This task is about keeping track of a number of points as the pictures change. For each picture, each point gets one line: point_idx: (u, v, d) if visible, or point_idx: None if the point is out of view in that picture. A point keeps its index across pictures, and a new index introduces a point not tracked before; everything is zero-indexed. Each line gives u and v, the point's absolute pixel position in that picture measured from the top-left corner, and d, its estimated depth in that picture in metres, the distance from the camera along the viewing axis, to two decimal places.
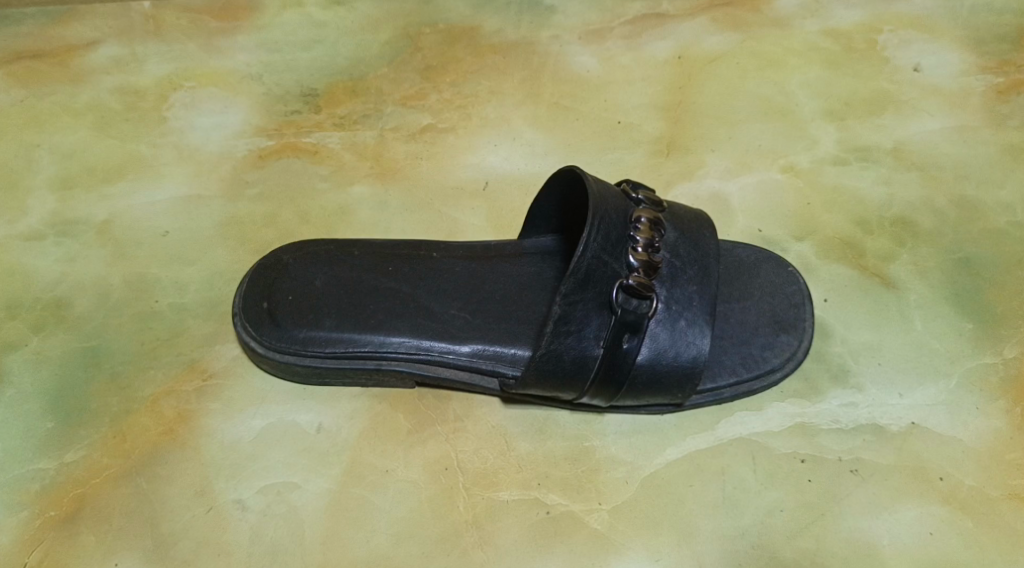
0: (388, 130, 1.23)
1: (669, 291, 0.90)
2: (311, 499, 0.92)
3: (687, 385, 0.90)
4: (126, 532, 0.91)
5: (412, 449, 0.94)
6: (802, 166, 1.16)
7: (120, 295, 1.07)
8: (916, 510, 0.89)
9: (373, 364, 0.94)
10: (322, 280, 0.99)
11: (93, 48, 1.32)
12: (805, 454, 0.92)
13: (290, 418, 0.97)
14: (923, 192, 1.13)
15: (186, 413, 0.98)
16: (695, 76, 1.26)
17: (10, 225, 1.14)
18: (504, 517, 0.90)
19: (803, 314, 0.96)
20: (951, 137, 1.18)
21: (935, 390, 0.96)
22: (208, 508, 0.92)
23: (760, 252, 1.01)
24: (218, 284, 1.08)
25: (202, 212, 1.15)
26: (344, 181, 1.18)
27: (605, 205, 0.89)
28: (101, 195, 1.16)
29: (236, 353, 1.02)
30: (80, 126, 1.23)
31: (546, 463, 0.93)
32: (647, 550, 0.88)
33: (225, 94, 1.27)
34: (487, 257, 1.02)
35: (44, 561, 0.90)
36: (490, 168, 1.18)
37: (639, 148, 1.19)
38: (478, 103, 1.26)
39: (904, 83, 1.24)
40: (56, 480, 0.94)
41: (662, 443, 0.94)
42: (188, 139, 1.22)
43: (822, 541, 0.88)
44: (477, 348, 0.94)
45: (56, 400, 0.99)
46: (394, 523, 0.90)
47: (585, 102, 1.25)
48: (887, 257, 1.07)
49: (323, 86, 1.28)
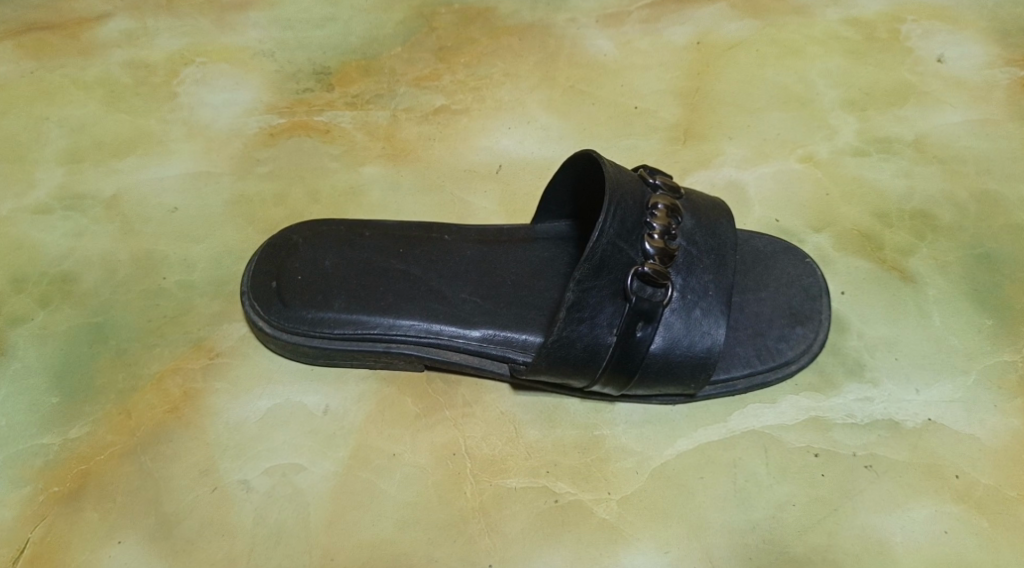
0: (401, 110, 1.21)
1: (685, 279, 0.89)
2: (316, 482, 0.91)
3: (701, 376, 0.88)
4: (129, 511, 0.89)
5: (420, 433, 0.93)
6: (821, 156, 1.14)
7: (128, 272, 1.06)
8: (930, 508, 0.87)
9: (382, 346, 0.93)
10: (331, 261, 0.98)
11: (104, 22, 1.30)
12: (819, 449, 0.91)
13: (297, 399, 0.96)
14: (944, 186, 1.11)
15: (191, 392, 0.97)
16: (713, 62, 1.24)
17: (18, 198, 1.12)
18: (511, 505, 0.89)
19: (820, 306, 0.95)
20: (973, 130, 1.16)
21: (952, 387, 0.94)
22: (213, 488, 0.91)
23: (778, 243, 0.99)
24: (226, 263, 1.07)
25: (212, 190, 1.13)
26: (356, 161, 1.16)
27: (621, 191, 0.88)
28: (110, 170, 1.15)
29: (244, 333, 1.01)
30: (90, 100, 1.22)
31: (555, 452, 0.91)
32: (656, 542, 0.86)
33: (236, 71, 1.25)
34: (499, 241, 1.00)
35: (46, 537, 0.88)
36: (503, 151, 1.17)
37: (655, 134, 1.17)
38: (492, 85, 1.24)
39: (926, 75, 1.21)
40: (59, 457, 0.93)
41: (672, 434, 0.92)
42: (198, 115, 1.21)
43: (834, 537, 0.86)
44: (487, 333, 0.93)
45: (61, 376, 0.98)
46: (400, 507, 0.89)
47: (601, 86, 1.23)
48: (905, 250, 1.05)
49: (336, 65, 1.26)
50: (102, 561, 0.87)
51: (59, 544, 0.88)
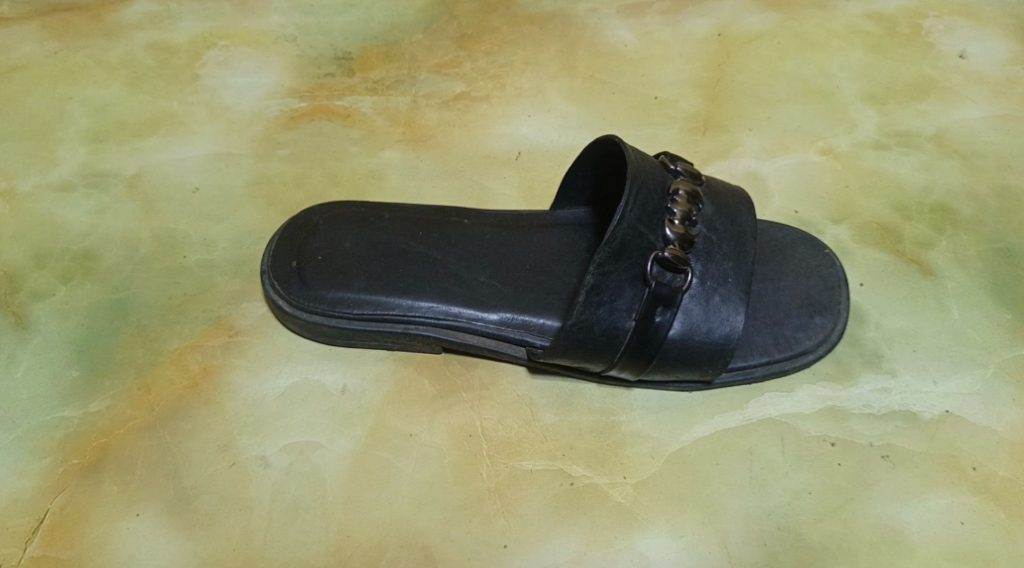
0: (422, 96, 1.22)
1: (704, 266, 0.89)
2: (334, 460, 0.91)
3: (718, 362, 0.88)
4: (147, 484, 0.90)
5: (436, 415, 0.93)
6: (841, 149, 1.14)
7: (149, 250, 1.07)
8: (946, 499, 0.87)
9: (400, 327, 0.93)
10: (352, 242, 0.98)
11: (128, 4, 1.31)
12: (835, 438, 0.91)
13: (315, 378, 0.96)
14: (964, 180, 1.11)
15: (211, 368, 0.98)
16: (734, 54, 1.24)
17: (41, 175, 1.13)
18: (527, 486, 0.89)
19: (838, 297, 0.95)
20: (994, 126, 1.15)
21: (970, 379, 0.94)
22: (230, 463, 0.91)
23: (797, 233, 0.99)
24: (246, 243, 1.07)
25: (232, 171, 1.14)
26: (376, 146, 1.17)
27: (643, 176, 0.88)
28: (132, 150, 1.16)
29: (263, 312, 1.02)
30: (113, 81, 1.23)
31: (571, 435, 0.92)
32: (671, 527, 0.86)
33: (258, 54, 1.26)
34: (518, 226, 1.00)
35: (65, 509, 0.89)
36: (523, 138, 1.17)
37: (674, 124, 1.17)
38: (513, 73, 1.24)
39: (948, 70, 1.21)
40: (80, 429, 0.94)
41: (689, 422, 0.92)
42: (220, 98, 1.21)
43: (850, 525, 0.86)
44: (505, 316, 0.93)
45: (81, 350, 0.99)
46: (416, 486, 0.89)
47: (621, 75, 1.23)
48: (925, 243, 1.05)
49: (357, 50, 1.26)
50: (120, 533, 0.88)
51: (77, 515, 0.89)
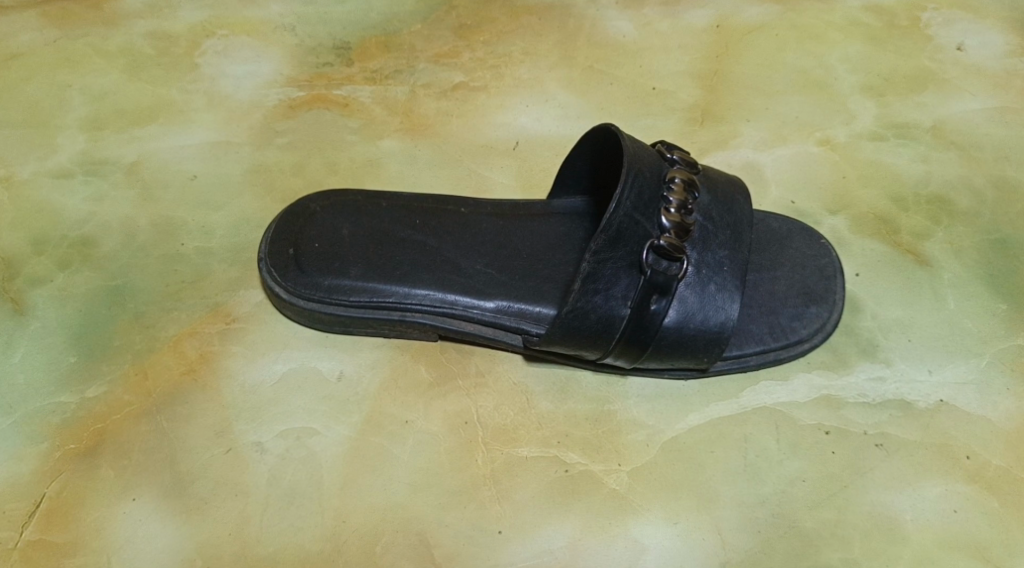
0: (420, 86, 1.22)
1: (700, 254, 0.89)
2: (330, 446, 0.91)
3: (713, 350, 0.88)
4: (145, 469, 0.90)
5: (433, 401, 0.94)
6: (838, 140, 1.14)
7: (147, 237, 1.07)
8: (940, 487, 0.87)
9: (397, 315, 0.94)
10: (349, 230, 0.98)
11: None
12: (830, 427, 0.91)
13: (312, 365, 0.97)
14: (961, 171, 1.11)
15: (208, 354, 0.98)
16: (733, 46, 1.24)
17: (40, 162, 1.14)
18: (523, 473, 0.89)
19: (834, 287, 0.95)
20: (992, 118, 1.16)
21: (965, 369, 0.94)
22: (227, 449, 0.91)
23: (793, 223, 1.00)
24: (244, 231, 1.08)
25: (231, 159, 1.14)
26: (374, 135, 1.17)
27: (639, 163, 0.88)
28: (131, 137, 1.16)
29: (261, 300, 1.02)
30: (113, 69, 1.23)
31: (567, 423, 0.92)
32: (666, 514, 0.87)
33: (257, 44, 1.26)
34: (515, 215, 1.01)
35: (61, 493, 0.90)
36: (521, 128, 1.17)
37: (672, 114, 1.17)
38: (512, 63, 1.24)
39: (946, 62, 1.21)
40: (77, 415, 0.94)
41: (684, 410, 0.92)
42: (220, 87, 1.22)
43: (844, 513, 0.86)
44: (501, 304, 0.93)
45: (79, 336, 0.99)
46: (412, 472, 0.90)
47: (619, 67, 1.23)
48: (921, 234, 1.05)
49: (356, 40, 1.26)
50: (117, 517, 0.88)
51: (74, 500, 0.89)
